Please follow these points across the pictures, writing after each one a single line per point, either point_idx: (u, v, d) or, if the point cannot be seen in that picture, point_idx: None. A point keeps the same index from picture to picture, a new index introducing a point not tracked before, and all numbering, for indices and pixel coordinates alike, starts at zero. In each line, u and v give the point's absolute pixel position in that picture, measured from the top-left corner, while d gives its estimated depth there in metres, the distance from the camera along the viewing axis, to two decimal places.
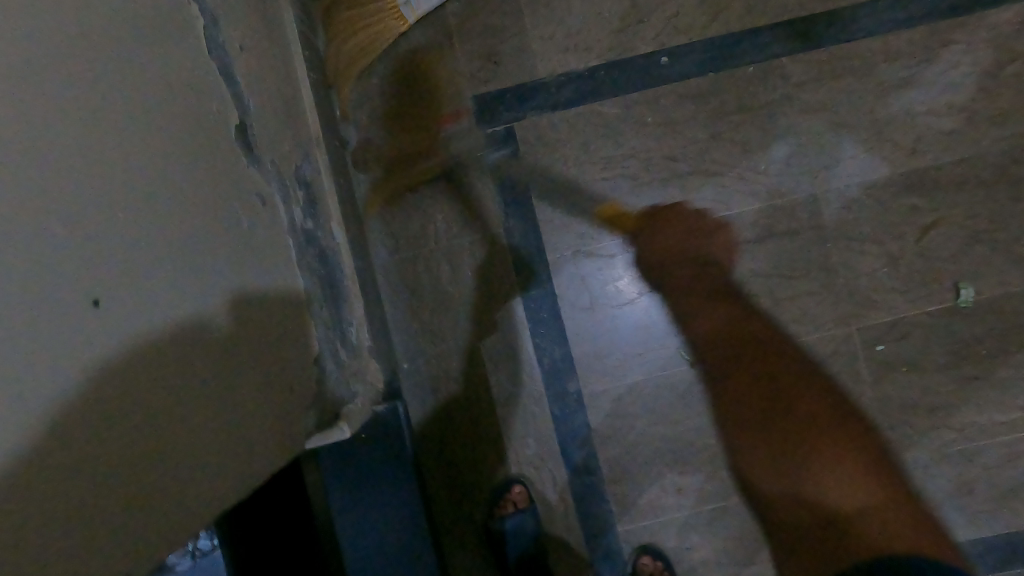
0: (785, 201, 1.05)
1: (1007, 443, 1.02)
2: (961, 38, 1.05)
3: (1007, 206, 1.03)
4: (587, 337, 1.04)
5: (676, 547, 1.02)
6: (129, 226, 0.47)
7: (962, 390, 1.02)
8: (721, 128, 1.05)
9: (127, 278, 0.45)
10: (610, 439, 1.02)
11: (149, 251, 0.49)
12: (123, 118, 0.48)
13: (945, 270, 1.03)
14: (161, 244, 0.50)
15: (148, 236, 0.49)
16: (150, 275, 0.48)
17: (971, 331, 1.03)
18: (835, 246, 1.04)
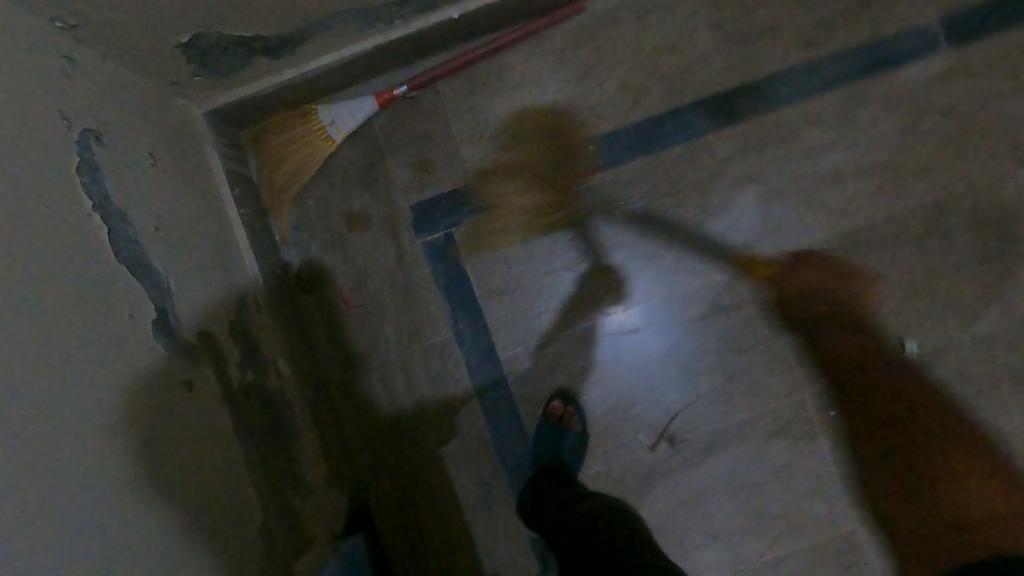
0: (725, 275, 1.07)
1: (966, 488, 1.05)
2: (881, 97, 1.07)
3: (941, 258, 1.06)
4: None
5: None
6: (22, 492, 0.49)
7: (914, 442, 1.06)
8: (657, 209, 1.07)
9: (19, 546, 0.48)
10: None
11: (44, 507, 0.51)
12: (9, 383, 0.50)
13: (888, 327, 1.06)
14: (64, 491, 0.53)
15: (46, 492, 0.51)
16: (49, 531, 0.51)
17: (918, 384, 1.06)
18: (778, 313, 1.07)
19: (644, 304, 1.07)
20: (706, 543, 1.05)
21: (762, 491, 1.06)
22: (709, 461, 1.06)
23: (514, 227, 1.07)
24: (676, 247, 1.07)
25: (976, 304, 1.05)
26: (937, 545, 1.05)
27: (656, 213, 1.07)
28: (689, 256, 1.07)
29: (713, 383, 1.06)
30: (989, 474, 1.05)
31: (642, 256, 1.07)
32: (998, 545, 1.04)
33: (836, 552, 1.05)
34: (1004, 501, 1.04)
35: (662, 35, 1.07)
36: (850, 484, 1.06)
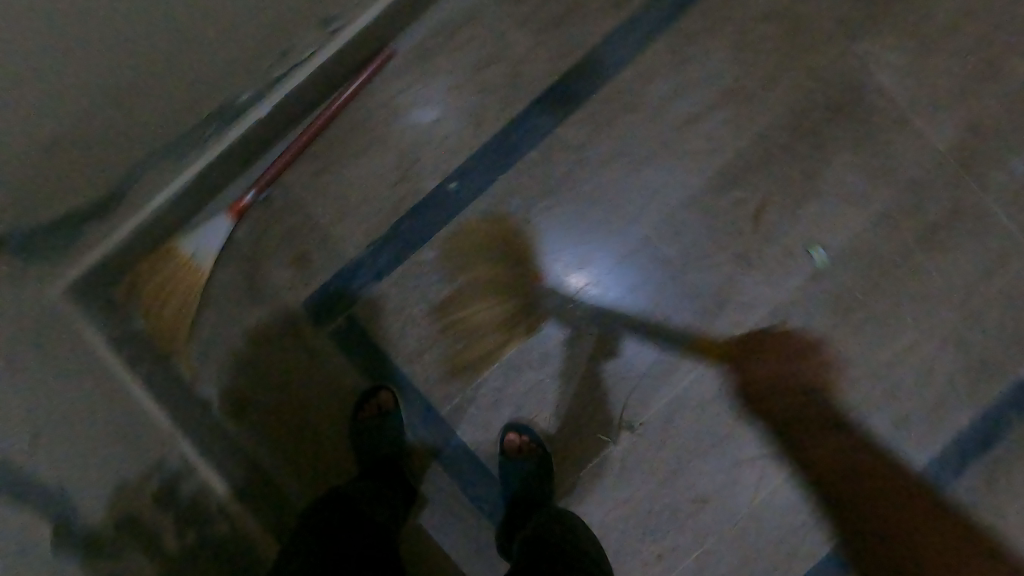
0: (628, 251, 1.08)
1: (918, 362, 1.07)
2: (704, 27, 1.08)
3: (813, 158, 1.08)
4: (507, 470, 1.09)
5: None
6: None
7: (854, 339, 1.07)
8: (535, 216, 1.07)
9: None
10: None
11: None
12: None
13: (792, 242, 1.08)
14: None
15: None
16: None
17: (837, 283, 1.08)
18: (686, 268, 1.08)
19: (562, 306, 1.08)
20: (700, 510, 1.07)
21: (732, 440, 1.08)
22: (671, 432, 1.08)
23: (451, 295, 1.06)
24: (568, 246, 1.08)
25: (862, 188, 1.08)
26: (908, 426, 1.07)
27: (537, 219, 1.07)
28: (583, 247, 1.08)
29: (651, 359, 1.08)
30: (934, 340, 1.07)
31: (540, 266, 1.08)
32: (964, 402, 1.07)
33: (820, 468, 1.08)
34: (953, 361, 1.07)
35: (479, 46, 1.07)
36: (811, 401, 1.08)
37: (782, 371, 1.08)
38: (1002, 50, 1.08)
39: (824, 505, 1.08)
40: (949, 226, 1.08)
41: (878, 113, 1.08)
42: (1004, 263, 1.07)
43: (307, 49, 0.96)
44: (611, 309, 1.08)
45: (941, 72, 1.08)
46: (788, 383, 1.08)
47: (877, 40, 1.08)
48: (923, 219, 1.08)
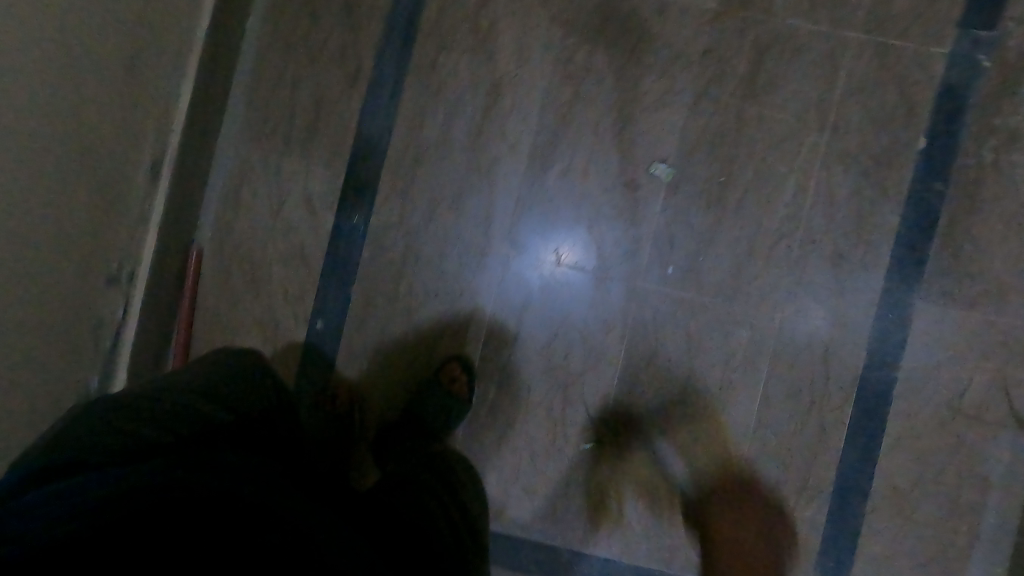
0: (509, 271, 1.08)
1: (818, 192, 1.01)
2: (439, 40, 1.07)
3: (600, 92, 1.04)
4: (526, 528, 1.09)
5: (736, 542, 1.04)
6: None
7: (745, 220, 1.02)
8: (407, 286, 1.09)
9: None
10: (615, 542, 1.07)
11: None
12: None
13: (630, 175, 1.05)
14: None
15: None
16: None
17: (694, 180, 1.03)
18: (558, 246, 1.07)
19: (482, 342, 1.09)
20: (709, 449, 1.05)
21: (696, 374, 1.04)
22: (637, 401, 1.06)
23: (408, 388, 1.10)
24: (452, 289, 1.09)
25: (661, 86, 1.03)
26: (842, 259, 1.01)
27: (412, 288, 1.09)
28: (468, 287, 1.09)
29: (578, 348, 1.08)
30: (820, 162, 1.00)
31: (442, 321, 1.10)
32: (885, 198, 1.00)
33: (797, 344, 1.02)
34: (849, 178, 1.00)
35: (268, 190, 1.09)
36: (745, 296, 1.03)
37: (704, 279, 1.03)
38: None
39: (820, 374, 1.02)
40: (767, 51, 1.00)
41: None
42: (839, 48, 0.99)
43: (117, 309, 0.99)
44: (521, 320, 1.09)
45: None
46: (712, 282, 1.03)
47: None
48: (738, 64, 1.01)
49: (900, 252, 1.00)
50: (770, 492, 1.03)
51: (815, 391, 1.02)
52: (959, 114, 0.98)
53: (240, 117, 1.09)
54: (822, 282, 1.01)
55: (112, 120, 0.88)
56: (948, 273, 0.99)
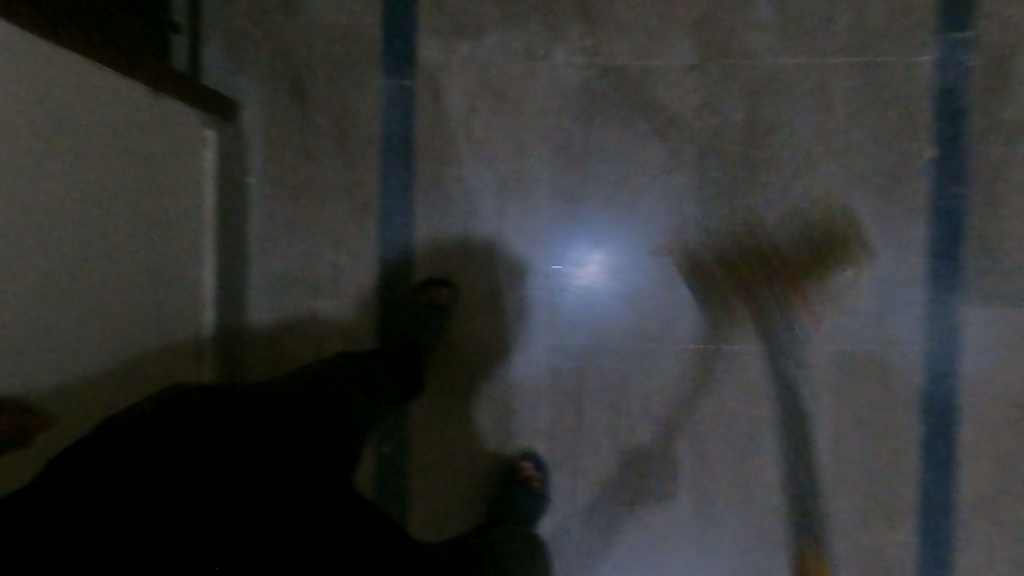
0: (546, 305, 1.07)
1: (840, 221, 1.02)
2: (436, 150, 1.05)
3: (606, 168, 1.04)
4: None
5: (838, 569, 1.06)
6: None
7: (775, 262, 1.04)
8: (461, 390, 1.09)
9: None
10: None
11: None
12: None
13: (655, 242, 1.05)
14: None
15: None
16: None
17: (718, 235, 1.04)
18: (587, 267, 1.06)
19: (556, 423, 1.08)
20: (788, 489, 1.07)
21: (761, 420, 1.06)
22: (711, 456, 1.08)
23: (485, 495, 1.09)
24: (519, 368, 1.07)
25: (665, 150, 1.03)
26: (878, 279, 1.03)
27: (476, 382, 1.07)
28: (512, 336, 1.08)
29: (642, 418, 1.08)
30: (833, 192, 1.02)
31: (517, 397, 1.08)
32: (907, 213, 1.01)
33: (849, 371, 1.05)
34: (866, 201, 1.02)
35: (305, 333, 1.10)
36: (791, 334, 1.05)
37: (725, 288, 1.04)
38: None
39: (880, 394, 1.04)
40: (760, 95, 1.01)
41: (621, 69, 1.02)
42: (828, 77, 1.00)
43: None
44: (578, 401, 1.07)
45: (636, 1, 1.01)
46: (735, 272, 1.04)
47: (563, 15, 1.02)
48: (735, 113, 1.01)
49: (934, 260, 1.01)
50: (858, 518, 1.06)
51: (879, 410, 1.04)
52: (960, 116, 0.99)
53: (262, 269, 1.10)
54: (863, 304, 1.03)
55: (145, 315, 0.93)
56: (986, 272, 1.00)
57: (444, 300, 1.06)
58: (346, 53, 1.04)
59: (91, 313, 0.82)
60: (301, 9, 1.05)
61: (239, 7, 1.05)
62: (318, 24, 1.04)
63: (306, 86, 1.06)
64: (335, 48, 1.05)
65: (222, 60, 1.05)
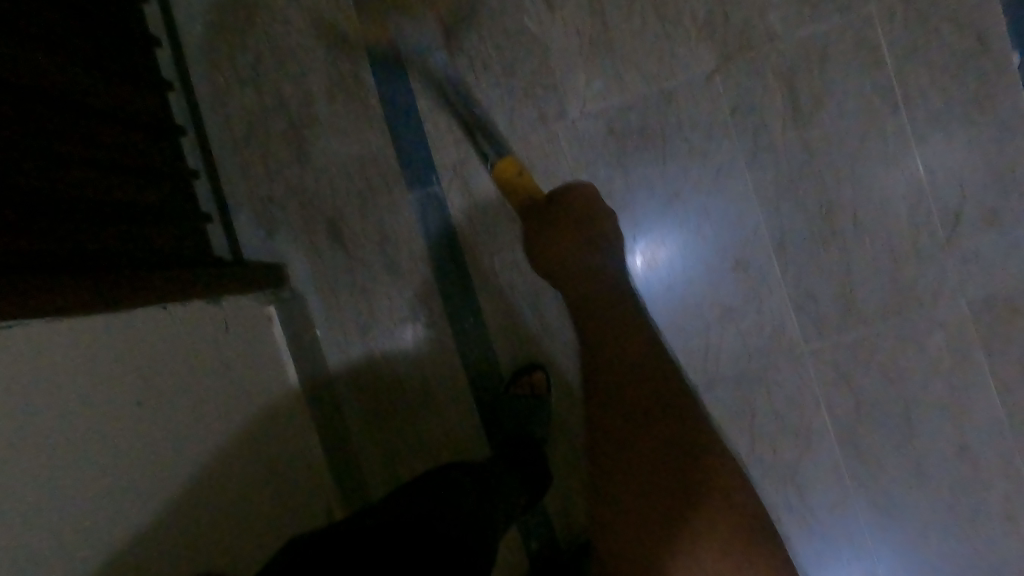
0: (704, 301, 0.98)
1: (931, 164, 0.92)
2: (484, 240, 1.03)
3: (660, 199, 0.98)
4: None
5: None
6: None
7: (872, 234, 0.95)
8: (589, 465, 1.05)
9: None
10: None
11: None
12: None
13: (737, 256, 0.98)
14: None
15: None
16: None
17: (801, 226, 0.96)
18: (652, 251, 1.00)
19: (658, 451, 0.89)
20: (970, 459, 0.96)
21: (914, 398, 0.97)
22: (873, 452, 0.99)
23: None
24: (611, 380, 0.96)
25: (714, 161, 0.97)
26: (995, 214, 0.91)
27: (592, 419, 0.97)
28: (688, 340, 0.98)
29: (783, 435, 1.00)
30: (911, 141, 0.92)
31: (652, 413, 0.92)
32: (1005, 131, 0.90)
33: (996, 317, 0.94)
34: (953, 137, 0.91)
35: (418, 458, 1.07)
36: (915, 301, 0.95)
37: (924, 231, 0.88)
38: None
39: None
40: (797, 68, 0.93)
41: (641, 98, 0.96)
42: (864, 24, 0.91)
43: None
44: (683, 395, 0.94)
45: (633, 25, 0.95)
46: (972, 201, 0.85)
47: (565, 65, 0.97)
48: (776, 96, 0.94)
49: None
50: None
51: None
52: None
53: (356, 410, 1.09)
54: (990, 246, 0.92)
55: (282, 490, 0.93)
56: None
57: (539, 383, 1.04)
58: (368, 179, 1.04)
59: (250, 531, 0.83)
60: (312, 156, 1.04)
61: (256, 174, 1.06)
62: (333, 162, 1.04)
63: (340, 225, 1.05)
64: (357, 179, 1.04)
65: (258, 231, 1.07)
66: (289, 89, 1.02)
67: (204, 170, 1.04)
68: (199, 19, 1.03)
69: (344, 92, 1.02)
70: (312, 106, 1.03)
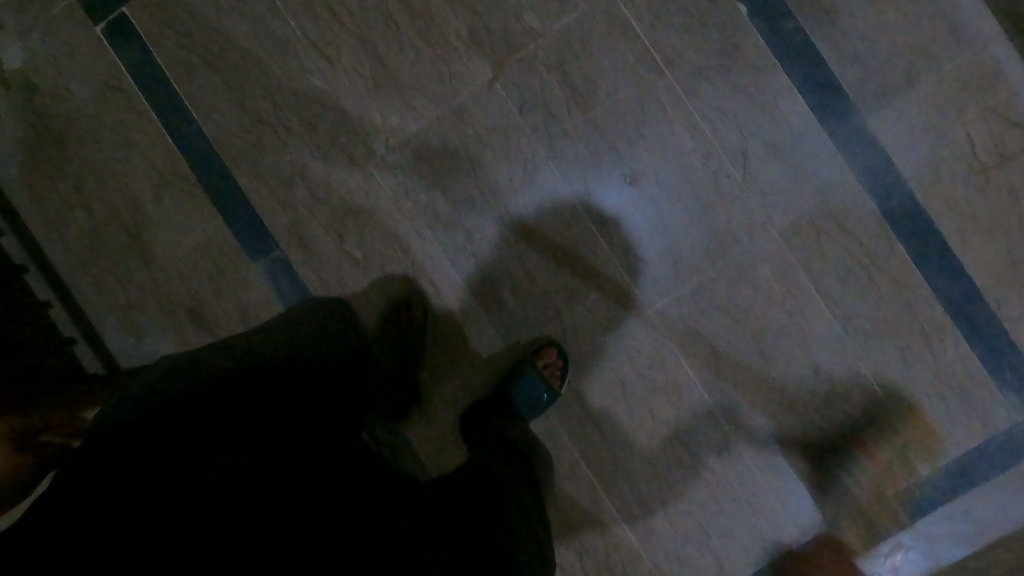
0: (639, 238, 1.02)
1: (707, 114, 0.99)
2: (332, 287, 1.07)
3: (480, 207, 1.04)
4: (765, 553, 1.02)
5: (921, 417, 0.99)
6: None
7: (676, 187, 1.01)
8: None
9: None
10: (838, 501, 1.01)
11: None
12: None
13: (564, 239, 1.03)
14: None
15: None
16: None
17: (612, 197, 1.02)
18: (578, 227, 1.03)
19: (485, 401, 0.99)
20: (826, 376, 1.00)
21: (762, 331, 1.01)
22: (740, 388, 1.02)
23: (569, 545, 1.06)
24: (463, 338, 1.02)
25: (518, 159, 1.03)
26: (775, 143, 0.98)
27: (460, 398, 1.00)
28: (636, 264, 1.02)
29: (656, 396, 1.03)
30: (683, 96, 0.99)
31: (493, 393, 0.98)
32: (760, 70, 0.98)
33: (809, 236, 0.99)
34: (716, 85, 0.99)
35: None
36: (733, 240, 1.00)
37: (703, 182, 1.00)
38: None
39: (849, 241, 0.98)
40: (564, 59, 1.01)
41: (436, 121, 1.03)
42: (611, 7, 1.00)
43: None
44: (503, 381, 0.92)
45: (411, 59, 1.03)
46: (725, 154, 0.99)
47: (359, 110, 1.04)
48: (554, 89, 1.01)
49: (813, 97, 0.97)
50: (906, 362, 0.98)
51: (860, 255, 0.98)
52: None
53: None
54: (780, 171, 0.98)
55: None
56: (866, 76, 0.96)
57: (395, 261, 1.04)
58: (214, 260, 1.08)
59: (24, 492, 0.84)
60: (153, 252, 1.09)
61: (107, 284, 1.09)
62: (177, 253, 1.08)
63: (196, 309, 1.09)
64: (204, 262, 1.08)
65: (126, 338, 1.09)
66: (121, 197, 1.08)
67: (55, 296, 1.09)
68: (11, 162, 1.07)
69: (171, 186, 1.08)
70: (143, 208, 1.08)
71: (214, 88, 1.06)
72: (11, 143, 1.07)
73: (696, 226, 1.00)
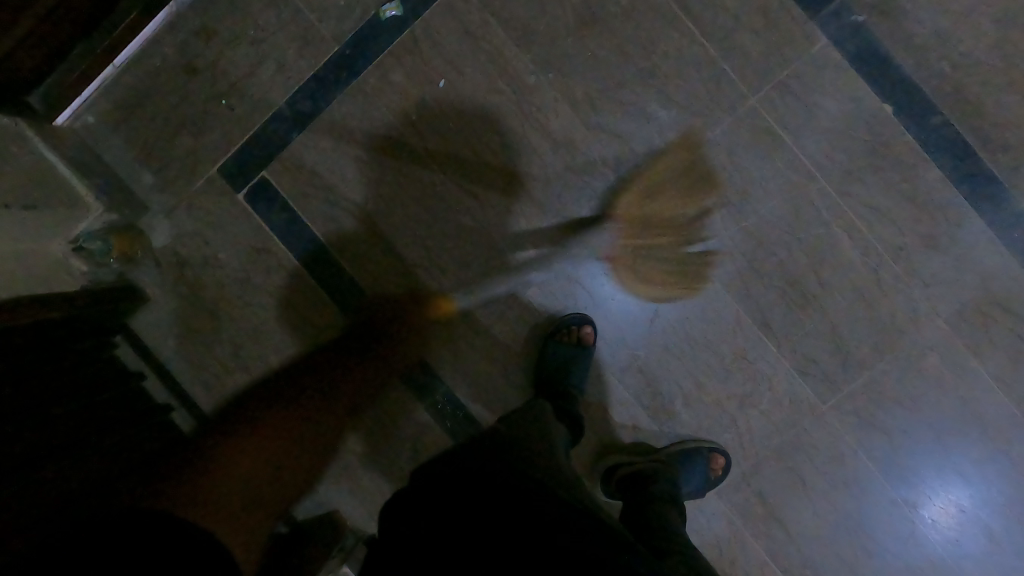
0: (809, 334, 1.03)
1: (861, 214, 1.01)
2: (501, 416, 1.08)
3: (643, 321, 1.05)
4: None
5: None
6: None
7: (838, 285, 1.02)
8: None
9: None
10: None
11: None
12: None
13: (728, 346, 1.05)
14: None
15: None
16: None
17: (774, 301, 1.03)
18: (749, 333, 1.04)
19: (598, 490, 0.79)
20: (1004, 455, 1.02)
21: (937, 417, 1.02)
22: (918, 474, 1.03)
23: None
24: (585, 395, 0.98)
25: (676, 274, 1.04)
26: (932, 236, 1.00)
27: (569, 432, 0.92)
28: (809, 361, 1.04)
29: (837, 491, 1.05)
30: (836, 196, 1.01)
31: None
32: (912, 167, 0.99)
33: (973, 322, 1.01)
34: (867, 182, 1.00)
35: None
36: (898, 333, 1.02)
37: (862, 278, 1.02)
38: (541, 125, 1.04)
39: (1014, 324, 1.00)
40: (713, 173, 1.02)
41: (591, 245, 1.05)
42: (756, 118, 1.01)
43: None
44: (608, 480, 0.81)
45: (559, 188, 1.05)
46: (881, 251, 1.01)
47: (512, 242, 1.06)
48: (708, 205, 1.03)
49: (965, 188, 0.99)
50: None
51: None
52: (888, 63, 0.99)
53: None
54: (939, 262, 1.00)
55: None
56: (1015, 164, 0.98)
57: (589, 340, 1.04)
58: (379, 406, 1.08)
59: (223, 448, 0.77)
60: None
61: None
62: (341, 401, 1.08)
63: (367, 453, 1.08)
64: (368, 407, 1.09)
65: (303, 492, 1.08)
66: (278, 354, 1.08)
67: None
68: (169, 334, 1.08)
69: (328, 336, 1.08)
70: (302, 361, 1.08)
71: (364, 238, 1.07)
72: (166, 316, 1.07)
73: (857, 322, 1.02)
